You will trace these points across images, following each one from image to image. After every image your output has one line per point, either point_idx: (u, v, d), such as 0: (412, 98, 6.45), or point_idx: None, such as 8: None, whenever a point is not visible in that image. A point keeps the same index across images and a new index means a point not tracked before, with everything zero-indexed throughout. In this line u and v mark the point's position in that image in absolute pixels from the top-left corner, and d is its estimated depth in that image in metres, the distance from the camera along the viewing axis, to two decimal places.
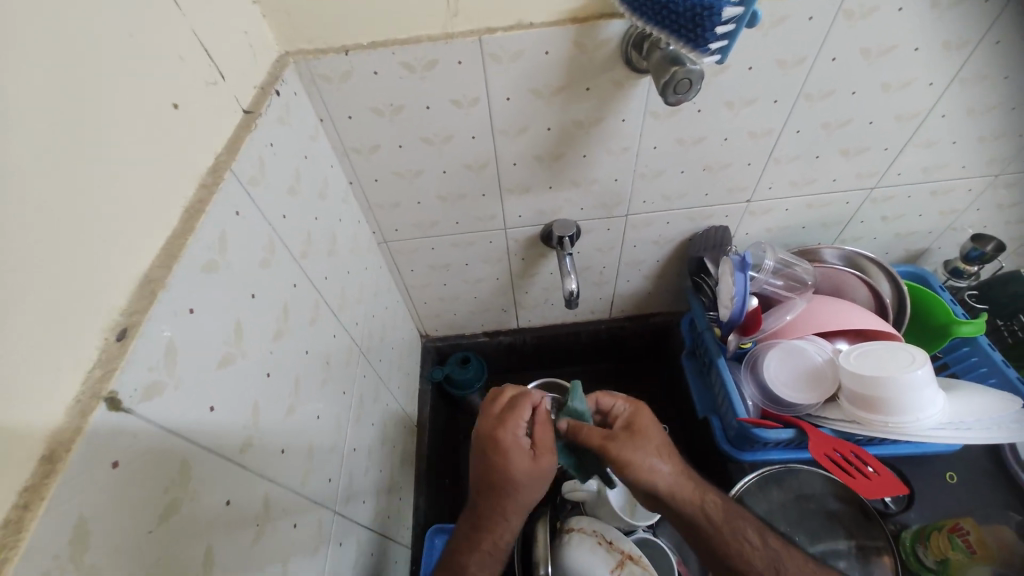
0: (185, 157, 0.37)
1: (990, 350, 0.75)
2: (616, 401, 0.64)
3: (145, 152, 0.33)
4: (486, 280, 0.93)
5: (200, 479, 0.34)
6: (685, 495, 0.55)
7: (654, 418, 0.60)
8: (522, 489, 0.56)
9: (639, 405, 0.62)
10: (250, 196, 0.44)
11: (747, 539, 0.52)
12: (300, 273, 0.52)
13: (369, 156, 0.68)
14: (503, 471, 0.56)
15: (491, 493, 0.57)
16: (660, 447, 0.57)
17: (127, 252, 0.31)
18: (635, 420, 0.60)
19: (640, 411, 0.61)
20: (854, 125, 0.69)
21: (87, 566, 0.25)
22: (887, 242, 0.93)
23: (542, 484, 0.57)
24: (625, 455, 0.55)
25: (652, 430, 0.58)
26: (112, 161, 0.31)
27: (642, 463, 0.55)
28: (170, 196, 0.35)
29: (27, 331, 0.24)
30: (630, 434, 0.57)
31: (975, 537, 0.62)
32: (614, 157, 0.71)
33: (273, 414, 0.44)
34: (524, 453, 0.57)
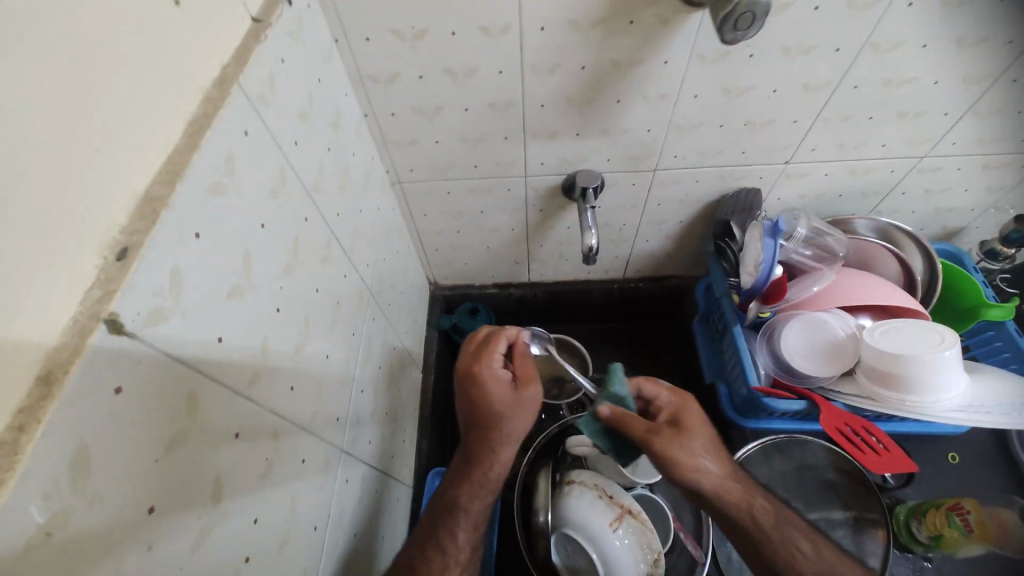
0: (188, 64, 0.33)
1: (1017, 335, 0.73)
2: (660, 391, 0.63)
3: (140, 53, 0.29)
4: (501, 230, 0.90)
5: (207, 412, 0.33)
6: (731, 497, 0.54)
7: (701, 413, 0.59)
8: (506, 419, 0.59)
9: (686, 399, 0.61)
10: (259, 116, 0.40)
11: (797, 547, 0.52)
12: (312, 206, 0.49)
13: (386, 86, 0.62)
14: (485, 399, 0.59)
15: (478, 423, 0.60)
16: (709, 444, 0.55)
17: (126, 166, 0.28)
18: (682, 416, 0.58)
19: (686, 404, 0.60)
20: (917, 85, 0.63)
21: (90, 494, 0.24)
22: (924, 217, 0.88)
23: (526, 416, 0.60)
24: (670, 448, 0.54)
25: (699, 425, 0.57)
26: (100, 59, 0.27)
27: (690, 460, 0.53)
28: (172, 107, 0.31)
29: (11, 242, 0.22)
30: (676, 430, 0.56)
31: (974, 517, 0.62)
32: (650, 105, 0.66)
33: (282, 350, 0.42)
34: (502, 383, 0.60)
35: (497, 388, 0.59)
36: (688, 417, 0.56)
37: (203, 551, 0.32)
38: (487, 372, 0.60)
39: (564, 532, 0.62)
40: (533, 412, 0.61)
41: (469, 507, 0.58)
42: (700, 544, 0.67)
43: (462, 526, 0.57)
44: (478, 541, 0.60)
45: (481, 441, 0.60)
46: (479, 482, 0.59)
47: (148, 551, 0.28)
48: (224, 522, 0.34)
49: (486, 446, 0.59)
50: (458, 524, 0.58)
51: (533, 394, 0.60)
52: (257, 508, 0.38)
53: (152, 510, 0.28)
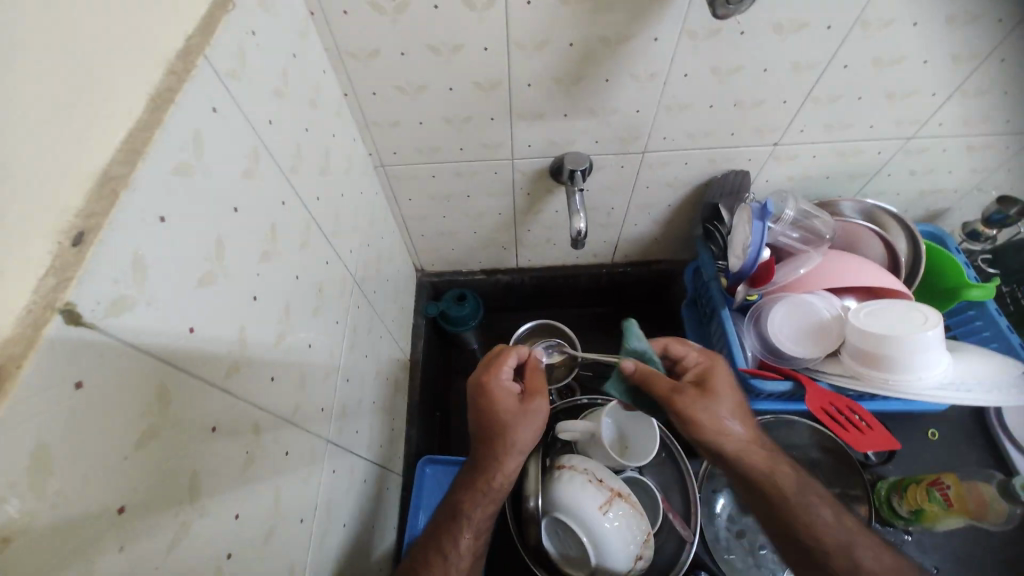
0: (147, 34, 0.31)
1: (997, 315, 0.74)
2: (689, 351, 0.66)
3: (90, 20, 0.27)
4: (488, 215, 0.88)
5: (179, 405, 0.31)
6: (752, 458, 0.56)
7: (729, 373, 0.62)
8: (511, 429, 0.59)
9: (714, 360, 0.63)
10: (229, 93, 0.38)
11: (819, 514, 0.53)
12: (289, 189, 0.47)
13: (366, 63, 0.60)
14: (492, 409, 0.60)
15: (484, 433, 0.61)
16: (733, 406, 0.59)
17: (79, 143, 0.25)
18: (708, 378, 0.61)
19: (714, 363, 0.62)
20: (906, 64, 0.63)
21: (53, 496, 0.23)
22: (909, 198, 0.89)
23: (532, 427, 0.60)
24: (692, 407, 0.58)
25: (725, 387, 0.60)
26: (37, 25, 0.24)
27: (713, 421, 0.57)
28: (130, 79, 0.29)
29: None
30: (701, 391, 0.59)
31: (954, 491, 0.64)
32: (639, 84, 0.64)
33: (261, 340, 0.41)
34: (509, 394, 0.61)
35: (503, 399, 0.61)
36: (714, 378, 0.59)
37: (181, 549, 0.31)
38: (494, 382, 0.61)
39: (555, 516, 0.62)
40: (541, 423, 0.61)
41: (472, 514, 0.58)
42: (688, 524, 0.68)
43: (466, 531, 0.57)
44: (480, 548, 0.59)
45: (486, 451, 0.60)
46: (484, 492, 0.59)
47: (120, 552, 0.27)
48: (202, 518, 0.33)
49: (490, 455, 0.59)
50: (461, 531, 0.57)
51: (541, 406, 0.61)
52: (237, 503, 0.37)
53: (122, 509, 0.27)
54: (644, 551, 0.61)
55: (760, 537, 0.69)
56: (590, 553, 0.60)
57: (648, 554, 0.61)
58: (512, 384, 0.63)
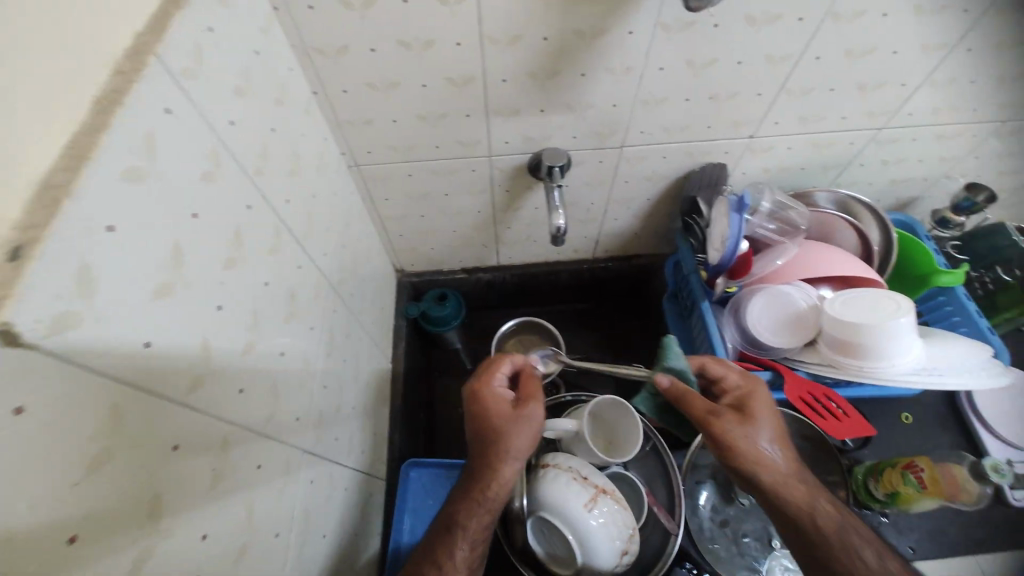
0: (91, 31, 0.29)
1: (966, 300, 0.76)
2: (727, 371, 0.60)
3: (90, 20, 0.29)
4: (467, 213, 0.87)
5: (136, 424, 0.29)
6: (792, 494, 0.51)
7: (770, 399, 0.57)
8: (502, 435, 0.59)
9: (754, 382, 0.58)
10: (185, 92, 0.36)
11: (863, 560, 0.48)
12: (254, 192, 0.45)
13: (335, 59, 0.58)
14: (484, 416, 0.61)
15: (477, 440, 0.61)
16: (775, 435, 0.54)
17: (12, 149, 0.24)
18: (747, 401, 0.56)
19: (754, 387, 0.57)
20: (876, 56, 0.63)
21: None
22: (881, 188, 0.90)
23: (525, 432, 0.60)
24: (731, 433, 0.53)
25: (765, 412, 0.55)
26: (36, 25, 0.26)
27: (753, 451, 0.52)
28: (70, 79, 0.27)
29: None
30: (740, 416, 0.55)
31: (928, 474, 0.65)
32: (615, 79, 0.64)
33: (227, 352, 0.39)
34: (502, 401, 0.62)
35: (496, 404, 0.62)
36: (756, 403, 0.55)
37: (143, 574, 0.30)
38: (486, 389, 0.63)
39: (541, 515, 0.62)
40: (536, 428, 0.61)
41: (467, 525, 0.56)
42: (673, 516, 0.68)
43: (461, 543, 0.55)
44: (477, 561, 0.56)
45: (479, 457, 0.59)
46: (481, 502, 0.57)
47: None
48: (166, 541, 0.32)
49: (482, 462, 0.59)
50: (456, 543, 0.55)
51: (535, 411, 0.61)
52: (205, 522, 0.35)
53: (74, 538, 0.25)
54: (629, 546, 0.61)
55: (743, 526, 0.69)
56: (576, 551, 0.60)
57: (634, 549, 0.61)
58: (507, 391, 0.64)
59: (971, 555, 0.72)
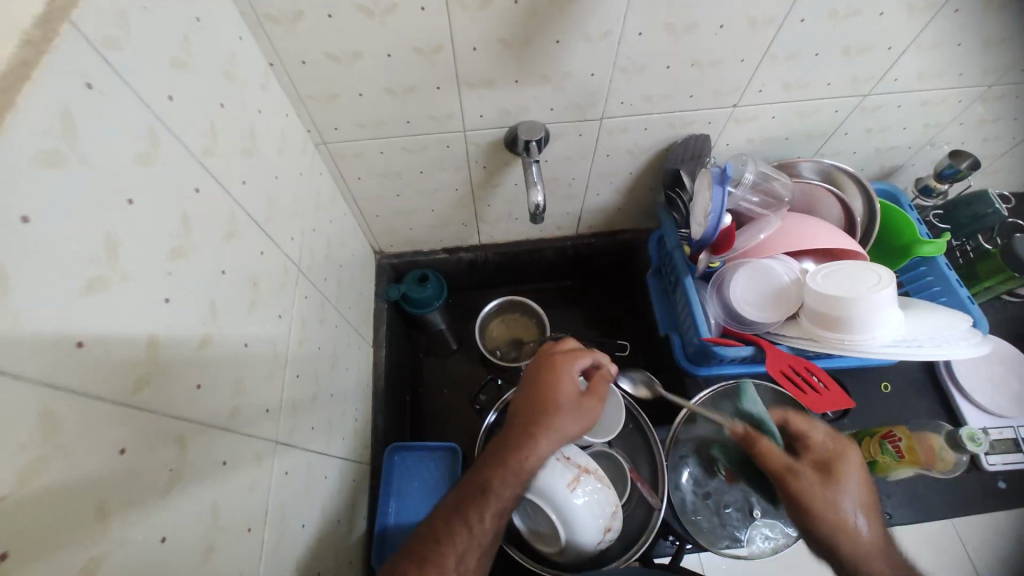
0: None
1: (946, 269, 0.76)
2: (814, 431, 0.61)
3: None
4: (445, 191, 0.84)
5: (74, 429, 0.28)
6: (873, 567, 0.51)
7: (861, 467, 0.57)
8: (562, 419, 0.61)
9: (845, 445, 0.58)
10: (110, 66, 0.32)
11: None
12: (203, 174, 0.42)
13: (290, 27, 0.53)
14: (555, 397, 0.62)
15: (539, 414, 0.61)
16: (862, 502, 0.54)
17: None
18: (833, 464, 0.57)
19: (844, 451, 0.58)
20: (863, 17, 0.61)
21: None
22: (866, 157, 0.89)
23: (580, 421, 0.62)
24: (812, 491, 0.55)
25: (853, 479, 0.56)
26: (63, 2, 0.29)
27: (834, 512, 0.53)
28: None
29: None
30: (823, 477, 0.56)
31: (905, 444, 0.67)
32: (591, 46, 0.60)
33: (181, 346, 0.37)
34: (574, 384, 0.63)
35: (568, 385, 0.63)
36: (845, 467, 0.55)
37: None
38: (569, 373, 0.63)
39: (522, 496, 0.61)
40: (587, 423, 0.63)
41: (501, 492, 0.56)
42: (656, 490, 0.68)
43: (491, 509, 0.55)
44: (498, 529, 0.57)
45: (535, 430, 0.60)
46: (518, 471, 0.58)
47: None
48: (120, 550, 0.30)
49: (540, 434, 0.59)
50: (487, 506, 0.55)
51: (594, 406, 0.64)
52: (165, 525, 0.34)
53: (5, 555, 0.24)
54: (611, 524, 0.61)
55: (724, 498, 0.69)
56: (559, 530, 0.60)
57: (616, 525, 0.61)
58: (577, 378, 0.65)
59: (940, 517, 0.74)
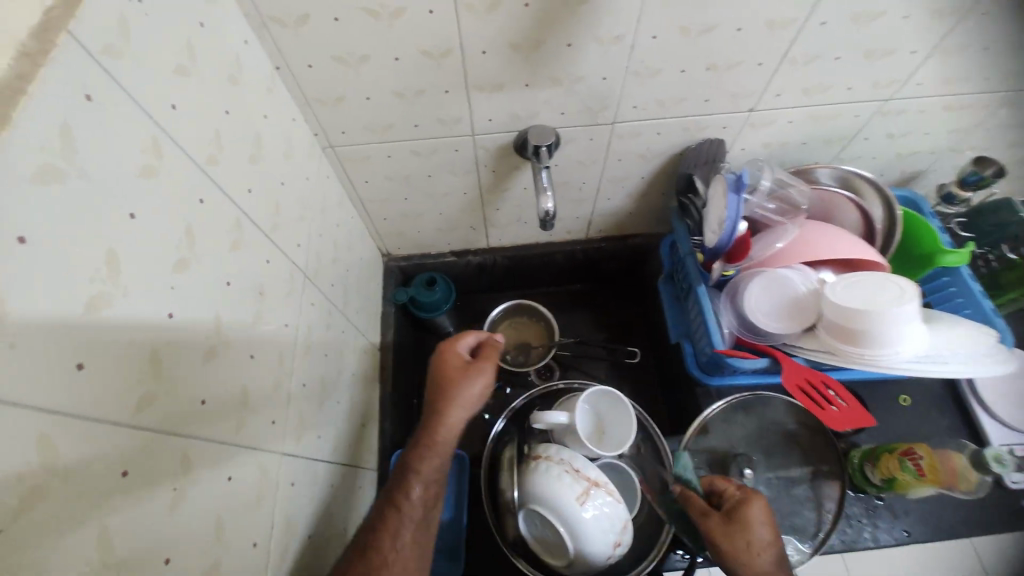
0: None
1: (970, 280, 0.74)
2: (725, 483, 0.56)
3: None
4: (453, 195, 0.82)
5: (69, 455, 0.27)
6: None
7: (768, 515, 0.52)
8: (459, 388, 0.64)
9: (749, 493, 0.53)
10: (111, 76, 0.32)
11: None
12: (208, 183, 0.41)
13: (297, 30, 0.52)
14: (444, 369, 0.66)
15: (436, 393, 0.65)
16: (771, 550, 0.50)
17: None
18: (742, 511, 0.52)
19: (748, 499, 0.53)
20: (887, 19, 0.58)
21: None
22: (886, 162, 0.86)
23: (478, 384, 0.65)
24: (719, 538, 0.51)
25: (758, 528, 0.51)
26: None
27: (739, 554, 0.50)
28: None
29: None
30: (730, 527, 0.51)
31: (926, 462, 0.65)
32: (604, 49, 0.59)
33: (185, 361, 0.36)
34: (458, 357, 0.67)
35: (450, 358, 0.67)
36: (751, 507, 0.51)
37: None
38: (449, 346, 0.67)
39: (531, 507, 0.61)
40: (485, 385, 0.65)
41: (419, 468, 0.59)
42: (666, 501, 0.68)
43: (415, 482, 0.59)
44: (433, 501, 0.60)
45: (435, 406, 0.64)
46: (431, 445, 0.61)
47: None
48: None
49: (440, 407, 0.63)
50: (409, 483, 0.59)
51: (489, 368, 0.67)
52: (169, 546, 0.34)
53: None
54: (622, 539, 0.60)
55: None
56: (568, 541, 0.59)
57: (626, 540, 0.60)
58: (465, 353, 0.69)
59: (957, 534, 0.73)
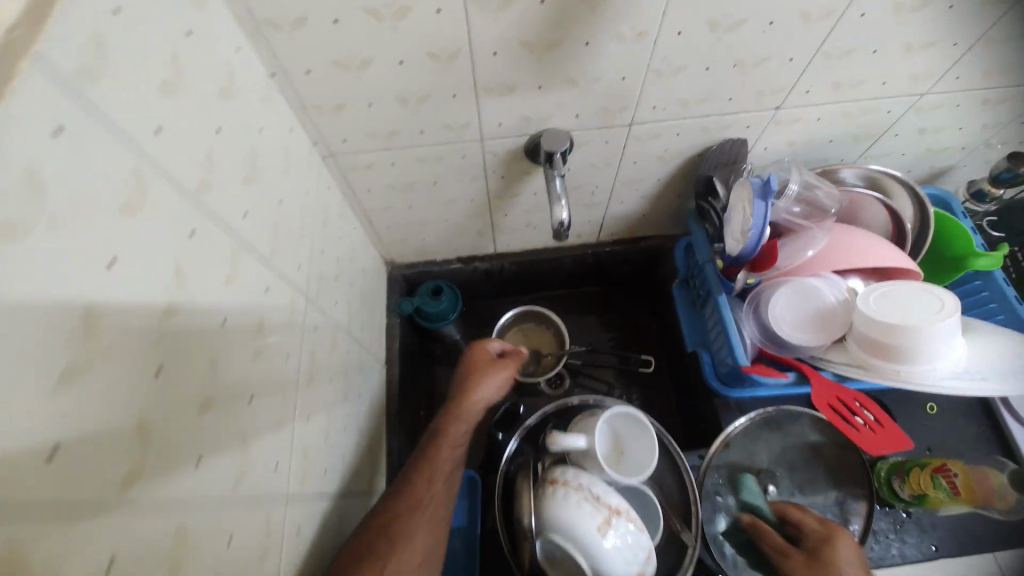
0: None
1: (1005, 286, 0.70)
2: (805, 517, 0.65)
3: None
4: (460, 201, 0.78)
5: (45, 555, 0.23)
6: None
7: (856, 550, 0.59)
8: (487, 374, 0.66)
9: (836, 530, 0.61)
10: (85, 103, 0.28)
11: None
12: (199, 212, 0.37)
13: (292, 33, 0.48)
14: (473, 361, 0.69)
15: (463, 379, 0.67)
16: None
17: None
18: (830, 547, 0.60)
19: (835, 535, 0.61)
20: (932, 10, 0.54)
21: None
22: (913, 159, 0.82)
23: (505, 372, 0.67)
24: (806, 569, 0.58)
25: (849, 563, 0.58)
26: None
27: None
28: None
29: None
30: (819, 561, 0.59)
31: (961, 479, 0.63)
32: (625, 47, 0.54)
33: (176, 419, 0.33)
34: (487, 351, 0.72)
35: (481, 350, 0.71)
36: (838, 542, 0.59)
37: None
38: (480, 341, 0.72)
39: (549, 537, 0.57)
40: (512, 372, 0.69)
41: (448, 434, 0.61)
42: (687, 522, 0.66)
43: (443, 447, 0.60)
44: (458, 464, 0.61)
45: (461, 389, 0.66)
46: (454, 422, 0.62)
47: None
48: None
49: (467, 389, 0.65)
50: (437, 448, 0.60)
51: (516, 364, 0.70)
52: None
53: None
54: (645, 570, 0.57)
55: None
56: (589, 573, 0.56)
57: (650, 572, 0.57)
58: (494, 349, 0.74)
59: (987, 549, 0.70)
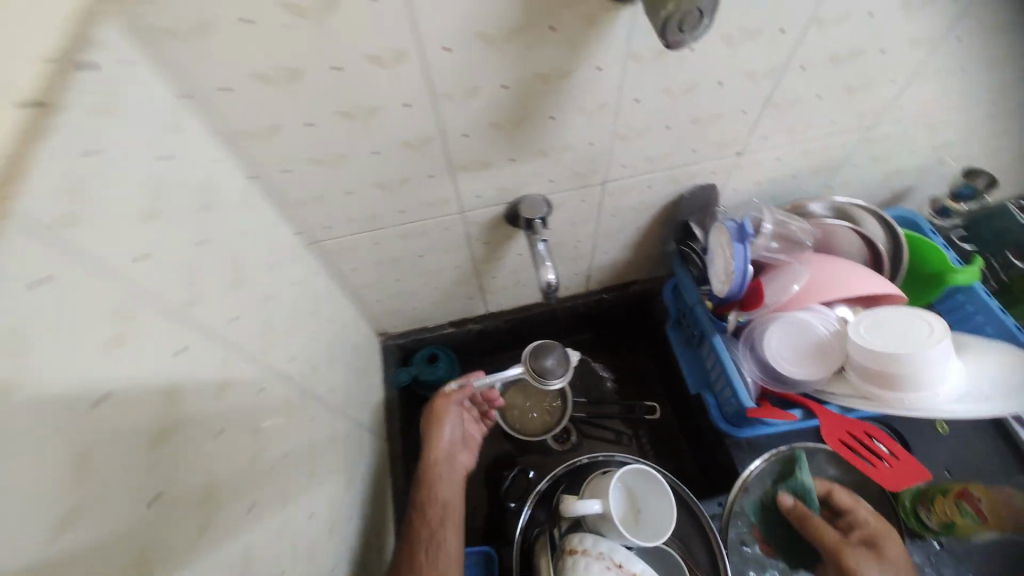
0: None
1: (986, 298, 0.72)
2: (856, 506, 0.67)
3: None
4: (446, 269, 0.79)
5: None
6: None
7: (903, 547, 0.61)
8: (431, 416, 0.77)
9: (886, 524, 0.64)
10: (67, 245, 0.28)
11: None
12: (188, 327, 0.38)
13: (271, 139, 0.50)
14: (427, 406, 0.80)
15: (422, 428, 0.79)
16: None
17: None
18: (880, 541, 0.62)
19: (885, 529, 0.63)
20: (864, 57, 0.59)
21: None
22: (875, 184, 0.86)
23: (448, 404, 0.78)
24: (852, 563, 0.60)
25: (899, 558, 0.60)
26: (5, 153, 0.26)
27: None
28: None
29: None
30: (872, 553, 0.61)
31: (985, 503, 0.61)
32: (588, 117, 0.57)
33: (175, 551, 0.33)
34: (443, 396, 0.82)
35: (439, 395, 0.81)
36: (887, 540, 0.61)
37: None
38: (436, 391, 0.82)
39: None
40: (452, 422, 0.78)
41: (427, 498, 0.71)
42: None
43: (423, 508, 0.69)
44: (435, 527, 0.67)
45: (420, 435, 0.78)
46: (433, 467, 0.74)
47: None
48: None
49: (427, 433, 0.77)
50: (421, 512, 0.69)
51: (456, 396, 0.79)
52: None
53: None
54: None
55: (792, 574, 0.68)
56: None
57: None
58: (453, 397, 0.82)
59: None
